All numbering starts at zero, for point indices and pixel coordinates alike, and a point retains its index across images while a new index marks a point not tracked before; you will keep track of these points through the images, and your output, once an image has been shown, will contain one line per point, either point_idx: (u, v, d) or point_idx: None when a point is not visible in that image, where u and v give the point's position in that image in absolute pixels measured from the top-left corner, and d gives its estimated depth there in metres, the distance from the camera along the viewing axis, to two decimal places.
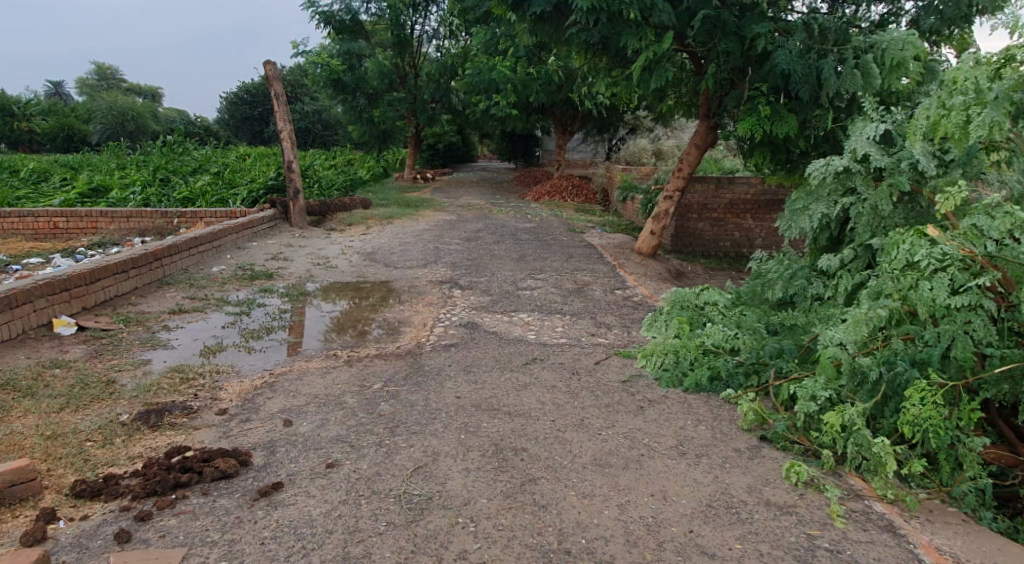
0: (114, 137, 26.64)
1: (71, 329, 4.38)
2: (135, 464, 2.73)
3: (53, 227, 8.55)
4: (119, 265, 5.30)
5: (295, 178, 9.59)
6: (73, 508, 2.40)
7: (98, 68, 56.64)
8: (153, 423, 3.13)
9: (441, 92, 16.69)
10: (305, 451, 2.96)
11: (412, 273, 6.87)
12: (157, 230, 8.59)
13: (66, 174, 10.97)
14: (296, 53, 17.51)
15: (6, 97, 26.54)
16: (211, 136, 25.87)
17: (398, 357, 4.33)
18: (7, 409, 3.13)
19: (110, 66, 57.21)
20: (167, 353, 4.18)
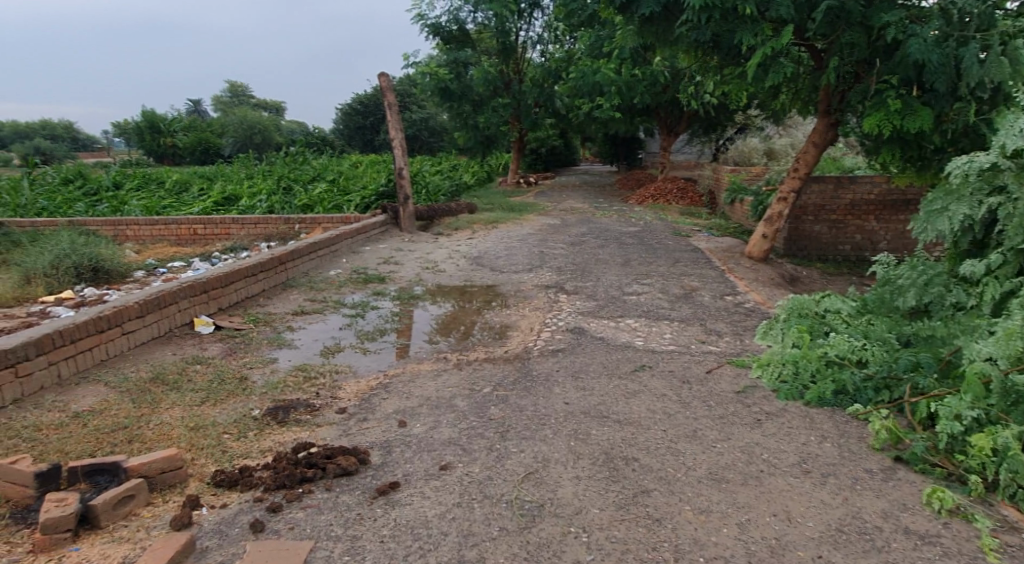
0: (243, 149, 29.17)
1: (209, 328, 4.81)
2: (266, 457, 2.96)
3: (193, 233, 9.39)
4: (250, 268, 5.74)
5: (405, 185, 9.93)
6: (214, 496, 2.64)
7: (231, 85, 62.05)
8: (281, 419, 3.38)
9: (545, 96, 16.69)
10: (419, 452, 3.07)
11: (518, 277, 6.94)
12: (281, 236, 9.22)
13: (204, 185, 12.02)
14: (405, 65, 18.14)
15: (153, 115, 29.39)
16: (328, 146, 27.43)
17: (505, 361, 4.39)
18: (157, 401, 3.46)
19: (240, 85, 62.35)
20: (292, 353, 4.48)
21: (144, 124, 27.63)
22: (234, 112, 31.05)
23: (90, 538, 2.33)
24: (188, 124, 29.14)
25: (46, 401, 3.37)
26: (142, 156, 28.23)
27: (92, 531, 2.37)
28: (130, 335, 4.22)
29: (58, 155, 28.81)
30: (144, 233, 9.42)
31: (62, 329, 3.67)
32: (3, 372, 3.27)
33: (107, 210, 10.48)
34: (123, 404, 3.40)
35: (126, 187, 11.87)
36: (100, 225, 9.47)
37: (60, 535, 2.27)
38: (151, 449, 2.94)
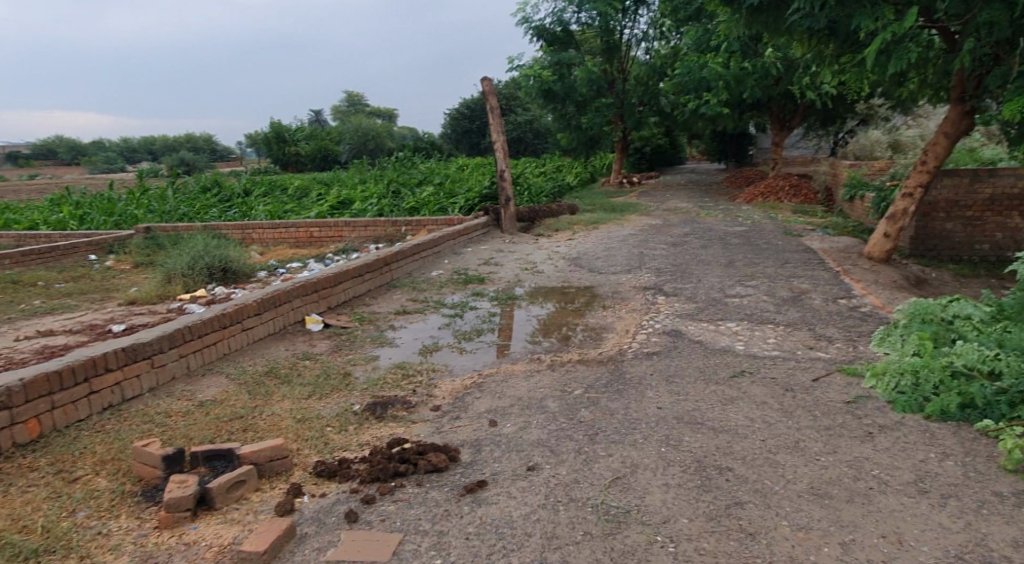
0: (359, 156, 30.99)
1: (319, 326, 5.12)
2: (363, 451, 3.13)
3: (310, 236, 10.04)
4: (357, 269, 6.06)
5: (507, 187, 10.07)
6: (315, 486, 2.83)
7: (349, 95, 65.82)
8: (379, 414, 3.55)
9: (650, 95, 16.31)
10: (508, 452, 3.12)
11: (616, 278, 6.84)
12: (389, 237, 9.62)
13: (322, 190, 12.80)
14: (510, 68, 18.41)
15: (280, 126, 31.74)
16: (436, 150, 28.36)
17: (598, 363, 4.35)
18: (269, 393, 3.74)
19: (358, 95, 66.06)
20: (393, 351, 4.67)
21: (272, 134, 29.83)
22: (351, 120, 32.83)
23: (206, 518, 2.57)
24: (310, 133, 31.10)
25: (176, 390, 3.74)
26: (270, 164, 30.50)
27: (207, 512, 2.60)
28: (249, 331, 4.59)
29: (200, 165, 31.85)
30: (267, 236, 10.18)
31: (191, 325, 4.06)
32: (141, 362, 3.67)
33: (237, 215, 11.42)
34: (241, 395, 3.71)
35: (254, 194, 12.88)
36: (231, 229, 10.35)
37: (180, 514, 2.52)
38: (262, 438, 3.18)
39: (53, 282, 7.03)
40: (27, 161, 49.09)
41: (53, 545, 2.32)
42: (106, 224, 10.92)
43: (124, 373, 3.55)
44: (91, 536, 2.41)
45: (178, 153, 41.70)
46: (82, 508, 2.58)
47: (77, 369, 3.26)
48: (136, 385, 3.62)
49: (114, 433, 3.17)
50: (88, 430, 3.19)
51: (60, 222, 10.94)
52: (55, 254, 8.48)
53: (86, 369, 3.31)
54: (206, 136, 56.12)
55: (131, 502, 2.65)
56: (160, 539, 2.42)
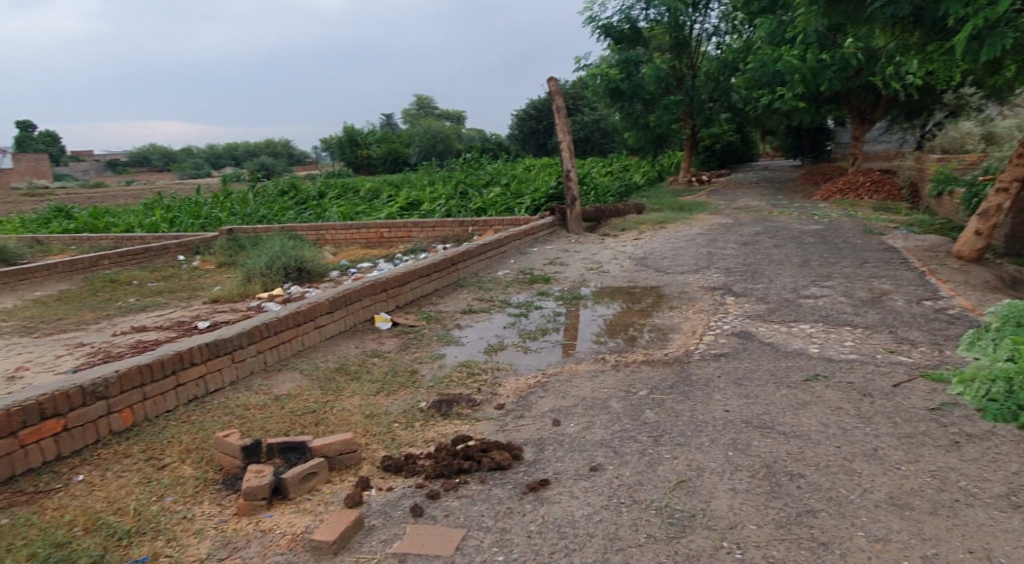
0: (428, 158, 31.64)
1: (388, 324, 5.27)
2: (428, 447, 3.21)
3: (380, 236, 10.33)
4: (425, 269, 6.19)
5: (573, 186, 10.02)
6: (382, 480, 2.93)
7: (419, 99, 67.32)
8: (445, 412, 3.62)
9: (721, 91, 15.87)
10: (571, 452, 3.13)
11: (683, 278, 6.70)
12: (456, 238, 9.77)
13: (392, 192, 13.15)
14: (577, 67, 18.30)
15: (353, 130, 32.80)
16: (502, 151, 28.58)
17: (664, 364, 4.28)
18: (340, 389, 3.89)
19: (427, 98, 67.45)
20: (459, 349, 4.75)
21: (345, 139, 30.87)
22: (420, 124, 33.54)
23: (280, 507, 2.70)
24: (381, 136, 31.98)
25: (255, 384, 3.94)
26: (344, 167, 31.58)
27: (282, 501, 2.74)
28: (321, 329, 4.78)
29: (279, 169, 33.37)
30: (340, 236, 10.55)
31: (268, 322, 4.26)
32: (223, 357, 3.89)
33: (312, 217, 11.89)
34: (314, 390, 3.87)
35: (328, 196, 13.37)
36: (306, 230, 10.79)
37: (256, 502, 2.66)
38: (332, 432, 3.31)
39: (146, 281, 7.55)
40: (125, 168, 52.82)
41: (143, 527, 2.50)
42: (194, 226, 11.61)
43: (207, 367, 3.78)
44: (176, 520, 2.58)
45: (260, 159, 43.74)
46: (170, 493, 2.77)
47: (165, 362, 3.49)
48: (218, 378, 3.84)
49: (199, 423, 3.38)
50: (175, 420, 3.41)
51: (153, 225, 11.71)
52: (149, 255, 9.09)
53: (173, 363, 3.55)
54: (284, 142, 58.73)
55: (212, 489, 2.82)
56: (239, 525, 2.57)
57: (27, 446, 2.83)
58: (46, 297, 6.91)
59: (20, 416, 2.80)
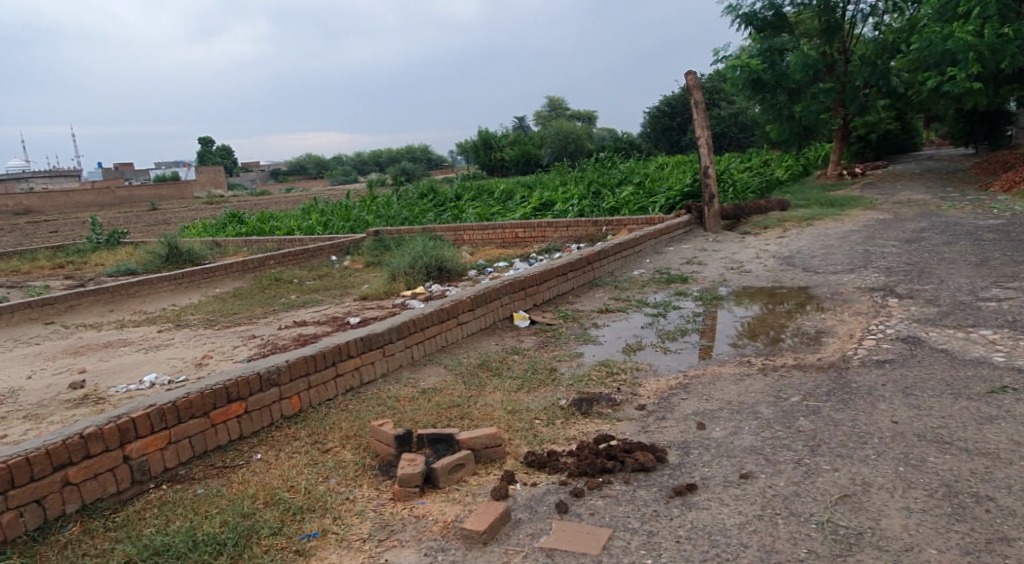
0: (559, 158, 31.83)
1: (526, 322, 5.37)
2: (570, 445, 3.24)
3: (515, 236, 10.55)
4: (561, 268, 6.24)
5: (711, 183, 9.61)
6: (527, 475, 2.99)
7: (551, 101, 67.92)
8: (585, 410, 3.64)
9: (878, 75, 14.48)
10: (718, 457, 3.01)
11: (837, 278, 6.20)
12: (590, 237, 9.74)
13: (525, 193, 13.39)
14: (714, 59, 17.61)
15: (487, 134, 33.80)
16: (633, 150, 28.10)
17: (818, 370, 3.98)
18: (483, 384, 4.03)
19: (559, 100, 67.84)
20: (597, 348, 4.73)
21: (480, 142, 31.87)
22: (551, 124, 33.81)
23: (432, 495, 2.84)
24: (514, 139, 32.64)
25: (405, 377, 4.18)
26: (478, 169, 32.62)
27: (433, 489, 2.88)
28: (463, 326, 4.98)
29: (419, 173, 35.21)
30: (477, 237, 10.90)
31: (416, 318, 4.51)
32: (375, 351, 4.16)
33: (450, 219, 12.41)
34: (458, 385, 4.04)
35: (464, 198, 13.87)
36: (445, 231, 11.26)
37: (411, 489, 2.81)
38: (477, 425, 3.44)
39: (305, 280, 8.26)
40: (285, 178, 58.28)
41: (313, 505, 2.72)
42: (345, 228, 12.55)
43: (362, 360, 4.06)
44: (341, 500, 2.78)
45: (401, 164, 46.31)
46: (334, 475, 2.99)
47: (327, 355, 3.79)
48: (371, 370, 4.12)
49: (357, 412, 3.64)
50: (336, 408, 3.70)
51: (310, 228, 12.82)
52: (307, 255, 9.94)
53: (334, 355, 3.84)
54: (423, 149, 61.88)
55: (370, 473, 3.01)
56: (395, 509, 2.73)
57: (216, 425, 3.19)
58: (224, 294, 7.78)
59: (211, 399, 3.16)
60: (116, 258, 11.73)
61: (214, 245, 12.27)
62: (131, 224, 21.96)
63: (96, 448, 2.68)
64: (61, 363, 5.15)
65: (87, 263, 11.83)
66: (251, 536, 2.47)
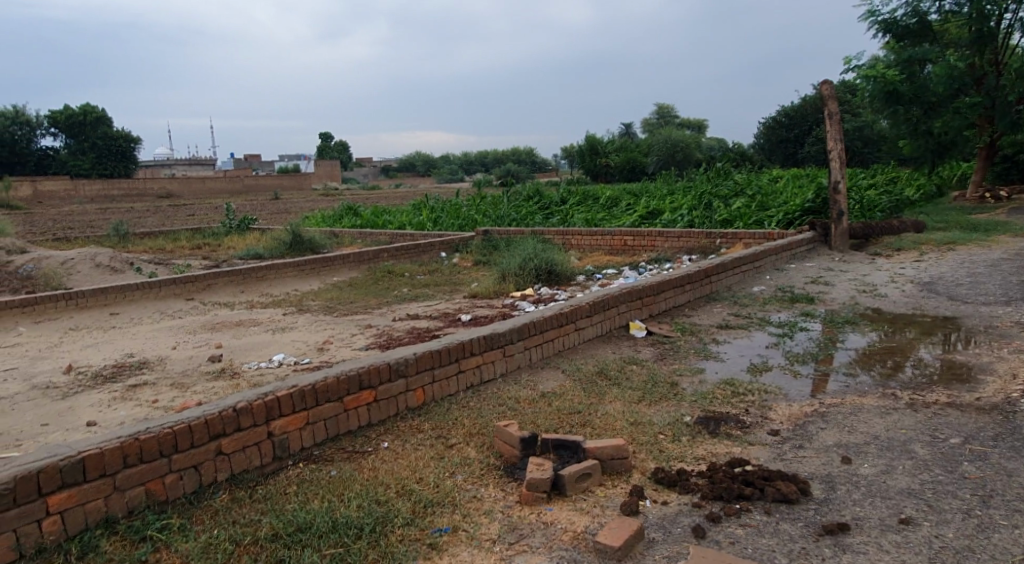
0: (665, 167, 31.16)
1: (642, 332, 5.22)
2: (700, 465, 3.08)
3: (623, 244, 10.35)
4: (677, 280, 6.04)
5: (840, 200, 9.00)
6: (656, 492, 2.86)
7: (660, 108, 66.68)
8: (713, 430, 3.46)
9: None
10: (870, 497, 2.76)
11: (989, 310, 5.61)
12: (702, 249, 9.40)
13: (632, 200, 13.15)
14: (845, 69, 16.69)
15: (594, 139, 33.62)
16: (744, 161, 27.06)
17: (978, 411, 3.59)
18: (603, 392, 3.94)
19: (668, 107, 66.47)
20: (719, 366, 4.51)
21: (586, 148, 31.69)
22: (659, 131, 33.09)
23: (559, 502, 2.76)
24: (620, 145, 32.23)
25: (523, 379, 4.15)
26: (582, 174, 32.51)
27: (560, 497, 2.80)
28: (580, 331, 4.90)
29: (523, 175, 35.61)
30: (584, 242, 10.80)
31: (536, 320, 4.49)
32: (496, 351, 4.17)
33: (557, 223, 12.38)
34: (578, 391, 3.96)
35: (570, 202, 13.81)
36: (552, 234, 11.23)
37: (538, 494, 2.75)
38: (600, 435, 3.34)
39: (417, 274, 8.47)
40: (395, 175, 60.54)
41: (443, 500, 2.71)
42: (454, 226, 12.82)
43: (483, 358, 4.07)
44: (469, 498, 2.76)
45: (505, 165, 46.84)
46: (461, 471, 2.98)
47: (451, 351, 3.83)
48: (491, 370, 4.12)
49: (479, 410, 3.64)
50: (457, 403, 3.72)
51: (421, 224, 13.21)
52: (419, 250, 10.21)
53: (457, 352, 3.87)
54: (525, 152, 62.49)
55: (496, 473, 2.99)
56: (523, 513, 2.67)
57: (349, 411, 3.28)
58: (341, 283, 8.12)
59: (345, 384, 3.25)
60: (246, 242, 12.56)
61: (333, 235, 12.89)
62: (258, 211, 23.53)
63: (246, 422, 2.81)
64: (200, 337, 5.53)
65: (221, 246, 12.75)
66: (386, 524, 2.47)
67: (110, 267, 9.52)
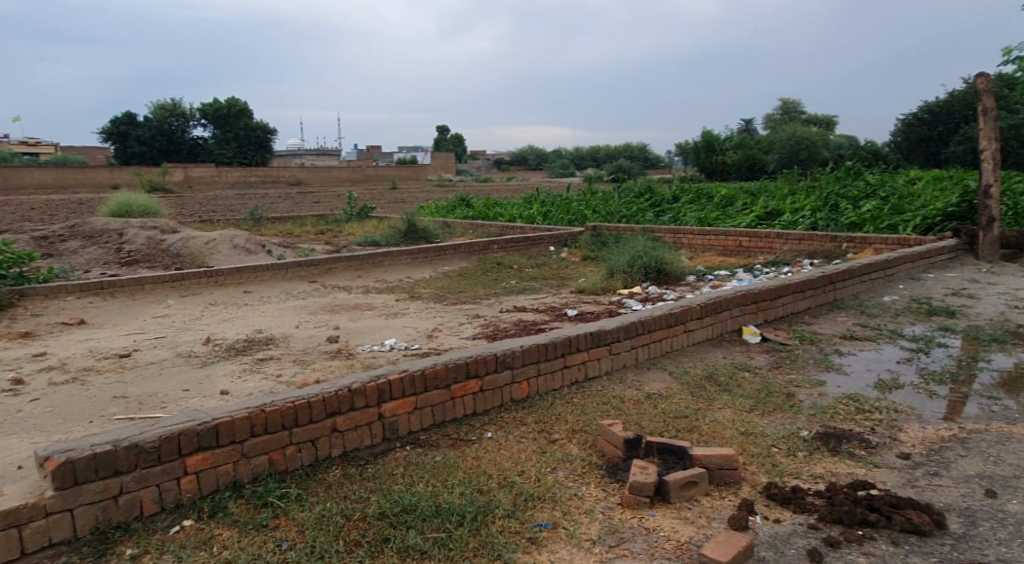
0: (787, 165, 29.40)
1: (756, 338, 4.95)
2: (818, 484, 2.87)
3: (738, 245, 9.89)
4: (798, 285, 5.68)
5: (993, 204, 8.09)
6: (767, 508, 2.70)
7: (784, 105, 62.94)
8: (833, 447, 3.22)
9: None
10: (1019, 538, 2.44)
11: None
12: (826, 253, 8.78)
13: (749, 200, 12.53)
14: (1005, 60, 14.94)
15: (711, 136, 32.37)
16: (878, 161, 24.97)
17: None
18: (711, 399, 3.78)
19: (793, 102, 62.63)
20: (842, 379, 4.18)
21: (702, 144, 30.50)
22: (782, 127, 31.28)
23: (662, 509, 2.68)
24: (738, 141, 30.78)
25: (628, 379, 4.07)
26: (696, 172, 31.40)
27: (664, 503, 2.71)
28: (690, 334, 4.73)
29: (634, 172, 34.99)
30: (696, 242, 10.44)
31: (644, 319, 4.38)
32: (602, 348, 4.11)
33: (667, 221, 12.04)
34: (685, 395, 3.82)
35: (683, 200, 13.39)
36: (663, 232, 10.94)
37: (641, 498, 2.68)
38: (708, 443, 3.20)
39: (524, 267, 8.55)
40: (505, 168, 61.38)
41: (543, 495, 2.71)
42: (563, 221, 12.81)
43: (589, 355, 4.03)
44: (570, 495, 2.75)
45: (615, 161, 46.30)
46: (562, 468, 2.97)
47: (557, 346, 3.82)
48: (596, 367, 4.07)
49: (582, 407, 3.60)
50: (561, 399, 3.71)
51: (530, 217, 13.32)
52: (528, 243, 10.30)
53: (563, 347, 3.86)
54: (637, 148, 61.25)
55: (598, 472, 2.94)
56: (625, 516, 2.61)
57: (455, 399, 3.36)
58: (452, 272, 8.36)
59: (453, 372, 3.33)
60: (365, 230, 13.23)
61: (446, 226, 13.30)
62: (377, 201, 24.70)
63: (359, 403, 2.95)
64: (321, 317, 5.89)
65: (342, 232, 13.52)
66: (487, 513, 2.50)
67: (246, 248, 10.38)
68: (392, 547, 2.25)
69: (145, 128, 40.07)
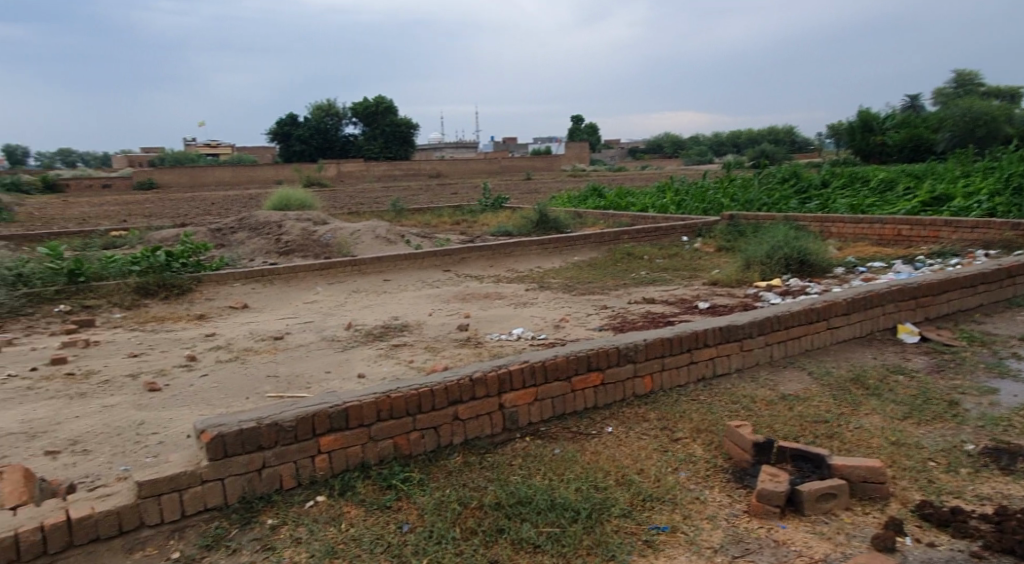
0: (962, 143, 25.99)
1: (914, 338, 4.44)
2: (985, 506, 2.52)
3: (897, 234, 8.92)
4: (968, 278, 5.01)
5: None
6: (919, 529, 2.42)
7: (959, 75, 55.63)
8: (1006, 465, 2.81)
9: None
10: None
11: None
12: (1008, 242, 7.65)
13: (912, 183, 11.26)
14: None
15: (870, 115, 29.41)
16: None
17: None
18: (857, 403, 3.44)
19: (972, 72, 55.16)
20: (1020, 388, 3.63)
21: (858, 124, 27.82)
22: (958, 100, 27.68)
23: (794, 520, 2.49)
24: (902, 119, 27.69)
25: (760, 378, 3.82)
26: (850, 155, 28.73)
27: (796, 515, 2.52)
28: (834, 331, 4.34)
29: (778, 157, 32.75)
30: (846, 230, 9.57)
31: (781, 315, 4.08)
32: (732, 344, 3.89)
33: (814, 208, 11.15)
34: (826, 398, 3.52)
35: (833, 185, 12.32)
36: (808, 220, 10.14)
37: (770, 507, 2.50)
38: (850, 452, 2.92)
39: (655, 257, 8.33)
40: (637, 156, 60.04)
41: (662, 496, 2.62)
42: (698, 210, 12.31)
43: (718, 351, 3.83)
44: (691, 498, 2.63)
45: (757, 147, 43.62)
46: (684, 469, 2.85)
47: (683, 340, 3.67)
48: (726, 364, 3.86)
49: (708, 406, 3.44)
50: (686, 396, 3.57)
51: (663, 206, 12.94)
52: (660, 232, 10.01)
53: (690, 341, 3.70)
54: (782, 130, 57.21)
55: (723, 476, 2.80)
56: (750, 525, 2.46)
57: (576, 392, 3.34)
58: (581, 263, 8.34)
59: (574, 364, 3.32)
60: (498, 220, 13.56)
61: (577, 216, 13.29)
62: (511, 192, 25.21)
63: (480, 392, 3.02)
64: (452, 306, 6.13)
65: (476, 223, 13.96)
66: (602, 512, 2.47)
67: (387, 238, 11.05)
68: (506, 538, 2.29)
69: (303, 128, 43.89)
